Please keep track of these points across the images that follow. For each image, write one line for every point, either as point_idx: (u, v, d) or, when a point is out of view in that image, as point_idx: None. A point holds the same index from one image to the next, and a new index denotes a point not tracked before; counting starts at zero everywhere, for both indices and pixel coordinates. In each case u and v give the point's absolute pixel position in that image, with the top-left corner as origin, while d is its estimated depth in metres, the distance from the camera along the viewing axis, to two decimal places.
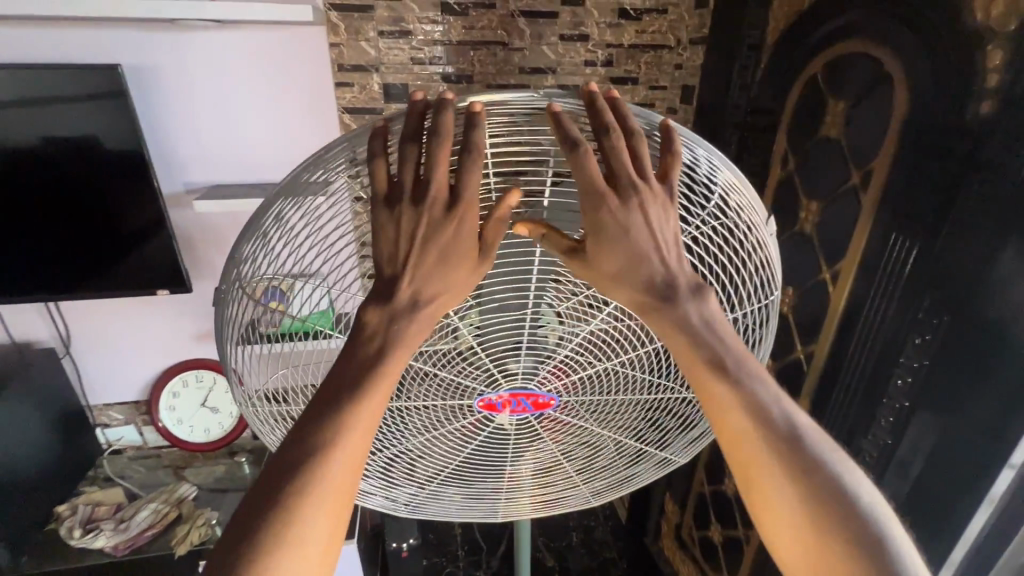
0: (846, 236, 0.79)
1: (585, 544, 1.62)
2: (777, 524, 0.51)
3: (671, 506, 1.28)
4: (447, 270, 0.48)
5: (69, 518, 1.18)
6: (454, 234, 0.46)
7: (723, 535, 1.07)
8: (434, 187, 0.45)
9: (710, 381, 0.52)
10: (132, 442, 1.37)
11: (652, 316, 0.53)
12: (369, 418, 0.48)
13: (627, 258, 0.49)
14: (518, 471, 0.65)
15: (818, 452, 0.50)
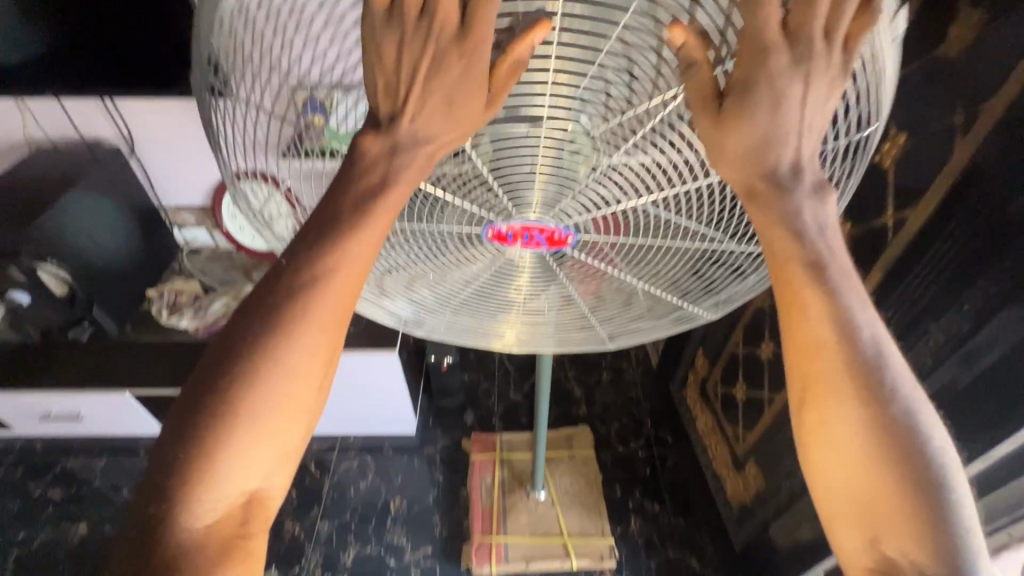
0: (1004, 70, 0.61)
1: (613, 382, 1.73)
2: (825, 443, 0.49)
3: (701, 362, 1.29)
4: (453, 110, 0.44)
5: (156, 303, 1.35)
6: (461, 70, 0.43)
7: (746, 394, 1.08)
8: (444, 4, 0.41)
9: (801, 284, 0.48)
10: (206, 243, 1.49)
11: (757, 203, 0.47)
12: (339, 294, 0.47)
13: (757, 140, 0.45)
14: (531, 305, 0.64)
15: (898, 386, 0.47)
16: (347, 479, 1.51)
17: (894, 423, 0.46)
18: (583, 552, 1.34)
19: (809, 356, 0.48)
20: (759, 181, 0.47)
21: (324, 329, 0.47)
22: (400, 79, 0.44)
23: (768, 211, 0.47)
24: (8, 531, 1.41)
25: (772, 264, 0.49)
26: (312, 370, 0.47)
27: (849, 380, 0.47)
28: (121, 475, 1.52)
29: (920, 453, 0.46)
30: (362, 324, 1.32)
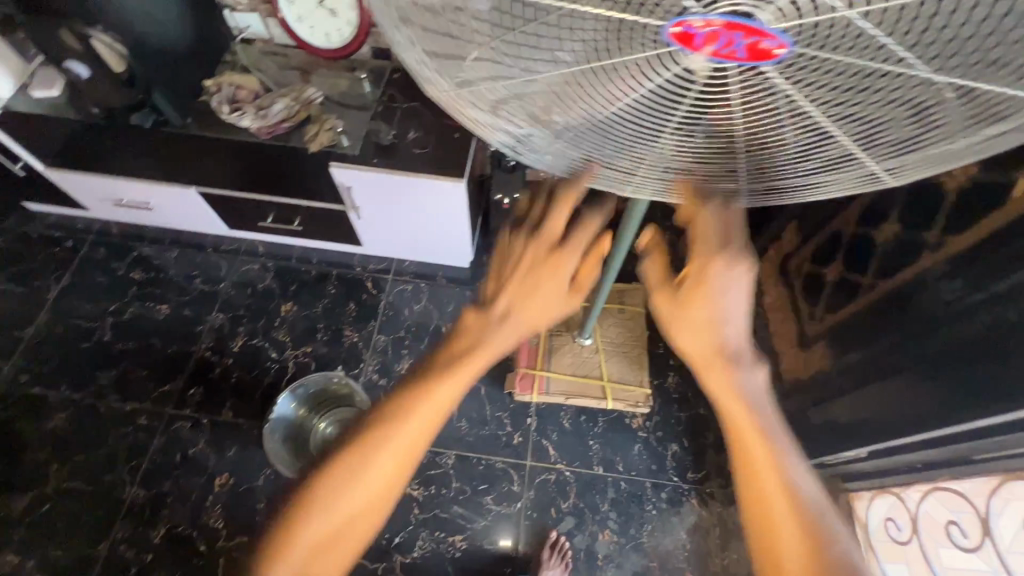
0: None
1: (674, 245, 1.67)
2: None
3: (789, 236, 1.19)
4: (531, 305, 0.61)
5: (216, 96, 1.25)
6: (546, 253, 0.61)
7: (840, 275, 1.01)
8: (550, 226, 0.61)
9: (750, 438, 0.54)
10: (259, 34, 1.35)
11: (717, 370, 0.56)
12: (414, 438, 0.58)
13: (706, 323, 0.56)
14: (672, 151, 0.50)
15: (839, 540, 0.51)
16: (402, 301, 1.57)
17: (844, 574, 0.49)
18: (620, 397, 1.41)
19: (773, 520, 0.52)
20: (711, 360, 0.57)
21: (406, 445, 0.58)
22: (509, 273, 0.62)
23: (723, 378, 0.56)
24: (99, 301, 1.55)
25: (727, 426, 0.56)
26: (384, 482, 0.57)
27: (806, 552, 0.50)
28: (194, 267, 1.61)
29: None
30: (430, 146, 1.23)
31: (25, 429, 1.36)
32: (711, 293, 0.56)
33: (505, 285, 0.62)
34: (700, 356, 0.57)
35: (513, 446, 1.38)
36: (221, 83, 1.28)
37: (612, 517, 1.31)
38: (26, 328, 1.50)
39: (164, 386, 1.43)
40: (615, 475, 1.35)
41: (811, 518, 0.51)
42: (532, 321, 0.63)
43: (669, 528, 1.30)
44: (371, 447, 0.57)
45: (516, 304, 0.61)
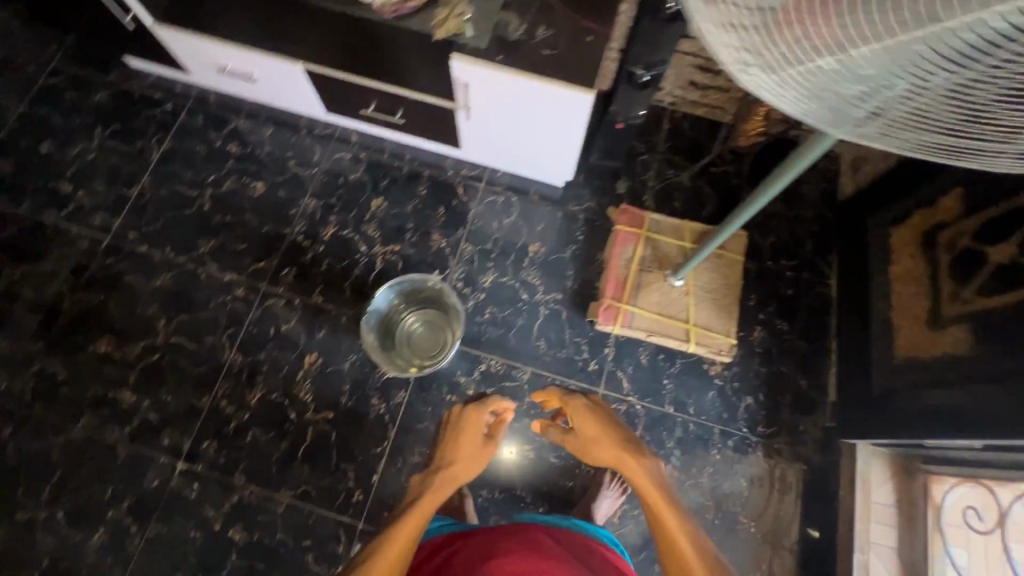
0: None
1: (786, 192, 1.54)
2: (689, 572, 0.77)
3: (945, 205, 1.12)
4: (467, 458, 1.03)
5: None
6: (463, 438, 1.06)
7: (1004, 258, 0.97)
8: (467, 420, 1.08)
9: (657, 497, 0.88)
10: None
11: (624, 460, 0.98)
12: (419, 521, 0.83)
13: (602, 438, 1.06)
14: (924, 101, 0.47)
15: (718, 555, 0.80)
16: (492, 212, 1.54)
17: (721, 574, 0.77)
18: (703, 343, 1.38)
19: (679, 549, 0.80)
20: (613, 456, 1.01)
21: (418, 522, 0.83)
22: (449, 443, 1.06)
23: (634, 468, 0.96)
24: (198, 170, 1.56)
25: (645, 489, 0.90)
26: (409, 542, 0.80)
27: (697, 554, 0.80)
28: (287, 148, 1.59)
29: None
30: (560, 48, 1.12)
31: (136, 284, 1.44)
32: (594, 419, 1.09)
33: (451, 451, 1.04)
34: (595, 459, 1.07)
35: (587, 372, 1.40)
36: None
37: (675, 454, 1.34)
38: (131, 186, 1.54)
39: (259, 263, 1.47)
40: (684, 417, 1.37)
41: (702, 543, 0.82)
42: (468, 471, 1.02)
43: (730, 474, 1.33)
44: (415, 511, 0.85)
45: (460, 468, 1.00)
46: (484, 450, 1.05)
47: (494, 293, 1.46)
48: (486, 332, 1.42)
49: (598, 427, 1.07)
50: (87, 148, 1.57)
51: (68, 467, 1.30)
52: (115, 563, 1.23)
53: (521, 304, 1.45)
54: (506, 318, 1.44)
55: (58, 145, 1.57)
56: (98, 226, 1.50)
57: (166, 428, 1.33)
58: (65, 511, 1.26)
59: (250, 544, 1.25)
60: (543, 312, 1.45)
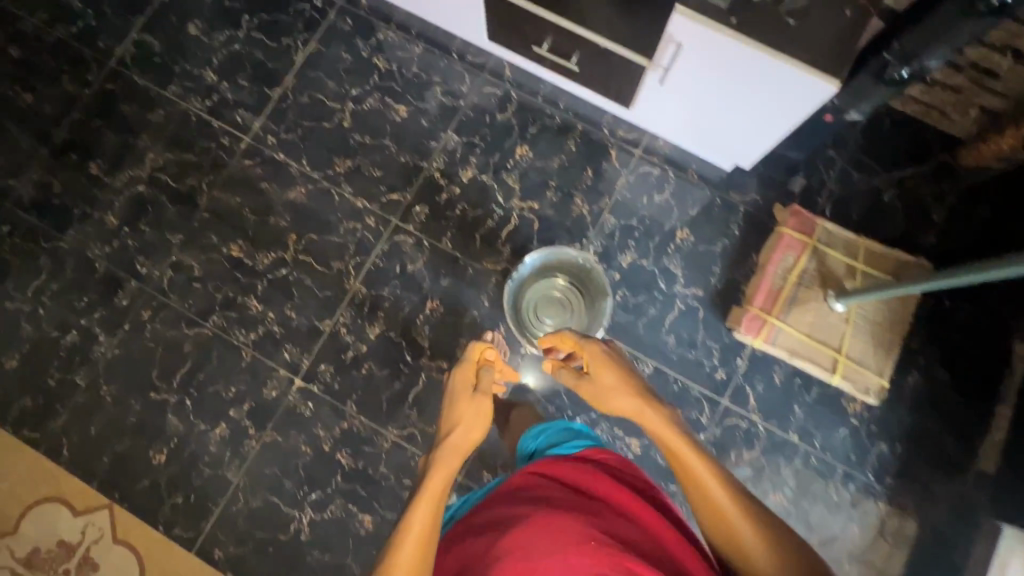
0: None
1: (990, 226, 1.32)
2: (715, 513, 0.70)
3: None
4: (471, 418, 0.91)
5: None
6: (462, 395, 0.95)
7: None
8: (459, 376, 0.99)
9: (672, 437, 0.79)
10: None
11: (634, 398, 0.87)
12: (429, 506, 0.76)
13: (611, 380, 0.91)
14: None
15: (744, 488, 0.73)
16: (642, 185, 1.40)
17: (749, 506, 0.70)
18: (850, 378, 1.26)
19: (719, 510, 0.70)
20: (622, 397, 0.88)
21: (429, 507, 0.76)
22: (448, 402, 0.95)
23: (646, 413, 0.84)
24: (340, 80, 1.47)
25: (658, 433, 0.80)
26: (430, 533, 0.74)
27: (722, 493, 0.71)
28: (435, 72, 1.47)
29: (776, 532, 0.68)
30: (808, 20, 0.93)
31: (271, 193, 1.42)
32: (604, 362, 0.94)
33: (448, 412, 0.93)
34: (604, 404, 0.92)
35: (713, 380, 1.31)
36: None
37: (789, 483, 1.28)
38: (274, 86, 1.47)
39: (393, 194, 1.41)
40: (808, 448, 1.28)
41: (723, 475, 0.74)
42: (477, 429, 0.91)
43: (842, 517, 1.27)
44: (427, 492, 0.78)
45: (461, 433, 0.89)
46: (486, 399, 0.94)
47: (630, 276, 1.36)
48: (615, 315, 1.34)
49: (615, 374, 0.90)
50: (233, 35, 1.50)
51: (197, 360, 1.35)
52: (232, 458, 1.31)
53: (657, 292, 1.35)
54: (638, 305, 1.35)
55: (204, 27, 1.50)
56: (238, 124, 1.46)
57: (288, 343, 1.35)
58: (191, 400, 1.34)
59: (355, 470, 1.30)
60: (679, 306, 1.34)
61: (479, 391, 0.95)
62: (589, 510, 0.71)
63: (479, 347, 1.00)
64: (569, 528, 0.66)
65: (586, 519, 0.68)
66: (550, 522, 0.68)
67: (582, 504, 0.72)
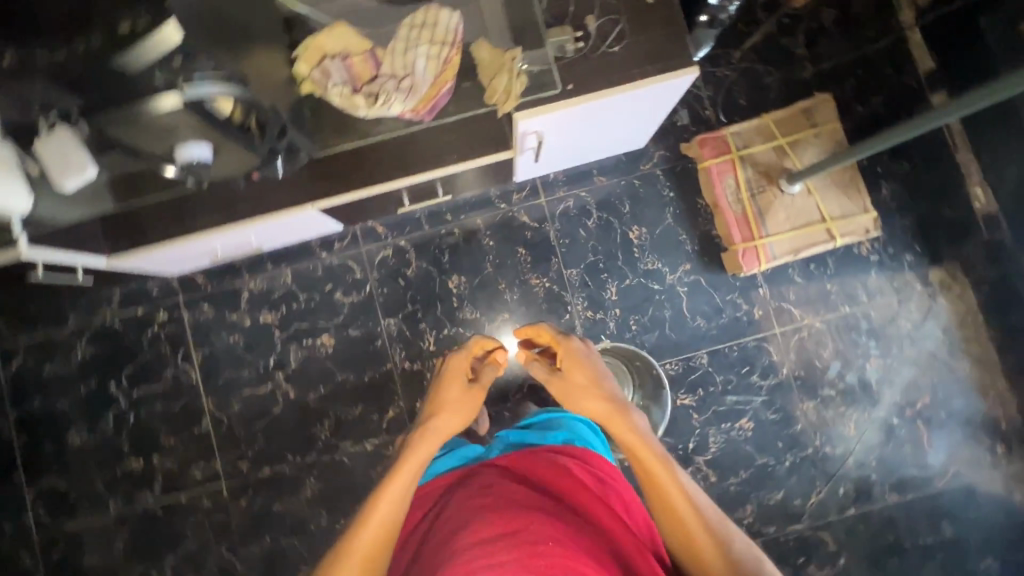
0: None
1: (840, 23, 1.37)
2: (685, 528, 0.71)
3: None
4: (462, 410, 0.93)
5: (324, 83, 0.78)
6: (460, 386, 0.96)
7: None
8: (456, 364, 0.99)
9: (644, 449, 0.78)
10: None
11: (604, 402, 0.86)
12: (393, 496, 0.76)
13: (584, 383, 0.91)
14: None
15: (709, 505, 0.74)
16: (571, 222, 1.35)
17: (716, 526, 0.71)
18: (848, 231, 1.30)
19: (684, 525, 0.71)
20: (595, 399, 0.87)
21: (400, 485, 0.78)
22: (441, 390, 0.96)
23: (616, 422, 0.83)
24: (250, 362, 1.32)
25: (630, 441, 0.80)
26: (384, 525, 0.74)
27: (694, 512, 0.72)
28: (321, 282, 1.34)
29: (741, 550, 0.69)
30: (628, 33, 0.87)
31: (290, 507, 1.29)
32: (581, 364, 0.94)
33: (435, 400, 0.95)
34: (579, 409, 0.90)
35: (756, 321, 1.33)
36: (314, 66, 0.79)
37: (872, 345, 1.34)
38: (200, 419, 1.31)
39: (389, 413, 1.32)
40: (862, 308, 1.34)
41: (691, 494, 0.74)
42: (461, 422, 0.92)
43: (924, 333, 1.35)
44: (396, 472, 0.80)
45: (446, 419, 0.90)
46: (478, 397, 0.95)
47: (627, 301, 1.34)
48: (644, 341, 1.33)
49: (589, 376, 0.91)
50: (119, 409, 1.32)
51: None
52: None
53: (658, 295, 1.34)
54: (653, 317, 1.33)
55: (86, 426, 1.31)
56: (202, 478, 1.30)
57: None
58: None
59: None
60: (683, 290, 1.34)
61: (474, 383, 0.96)
62: (549, 509, 0.68)
63: (482, 339, 0.99)
64: (501, 522, 0.65)
65: (542, 517, 0.66)
66: (502, 519, 0.65)
67: (542, 503, 0.70)
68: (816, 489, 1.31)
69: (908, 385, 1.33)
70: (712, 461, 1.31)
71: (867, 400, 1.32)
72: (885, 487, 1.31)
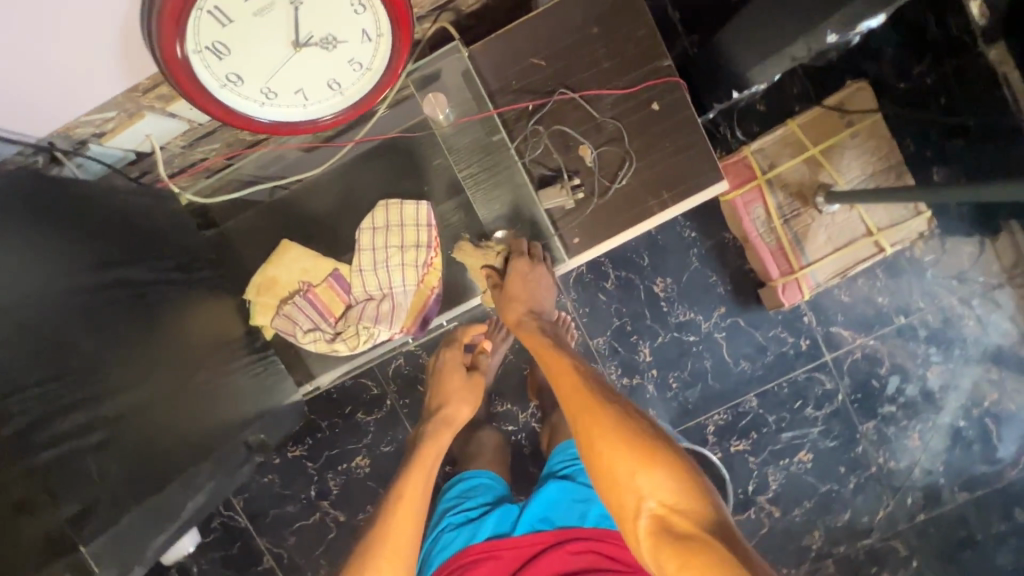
0: None
1: None
2: (575, 389, 0.75)
3: None
4: (465, 395, 1.03)
5: (295, 331, 0.86)
6: (460, 376, 1.05)
7: None
8: (452, 353, 1.07)
9: (545, 343, 0.83)
10: (170, 134, 0.75)
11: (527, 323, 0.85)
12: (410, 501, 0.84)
13: (524, 287, 0.85)
14: None
15: (604, 384, 0.77)
16: (588, 288, 1.23)
17: (606, 391, 0.74)
18: (899, 240, 1.13)
19: (572, 388, 0.75)
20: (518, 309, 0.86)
21: (422, 475, 0.88)
22: (448, 377, 1.05)
23: (531, 334, 0.84)
24: (292, 496, 1.29)
25: (535, 336, 0.84)
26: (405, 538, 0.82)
27: (583, 380, 0.76)
28: (341, 404, 1.27)
29: (624, 404, 0.72)
30: (635, 159, 0.84)
31: None
32: (526, 283, 0.85)
33: (438, 390, 1.04)
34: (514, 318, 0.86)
35: (804, 352, 1.24)
36: (274, 313, 0.87)
37: (931, 349, 1.24)
38: (261, 558, 1.31)
39: None
40: (917, 314, 1.23)
41: (587, 374, 0.77)
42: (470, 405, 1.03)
43: (988, 325, 1.24)
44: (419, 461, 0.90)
45: (456, 408, 1.01)
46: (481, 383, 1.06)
47: (662, 360, 1.24)
48: (687, 399, 1.25)
49: (518, 284, 0.85)
50: (180, 563, 1.32)
51: None
52: None
53: (695, 346, 1.24)
54: (693, 371, 1.24)
55: None
56: None
57: None
58: None
59: None
60: (721, 336, 1.23)
61: (472, 372, 1.06)
62: None
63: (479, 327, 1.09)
64: None
65: None
66: None
67: None
68: (883, 503, 1.28)
69: (972, 384, 1.25)
70: (775, 497, 1.28)
71: (930, 408, 1.26)
72: (954, 488, 1.27)
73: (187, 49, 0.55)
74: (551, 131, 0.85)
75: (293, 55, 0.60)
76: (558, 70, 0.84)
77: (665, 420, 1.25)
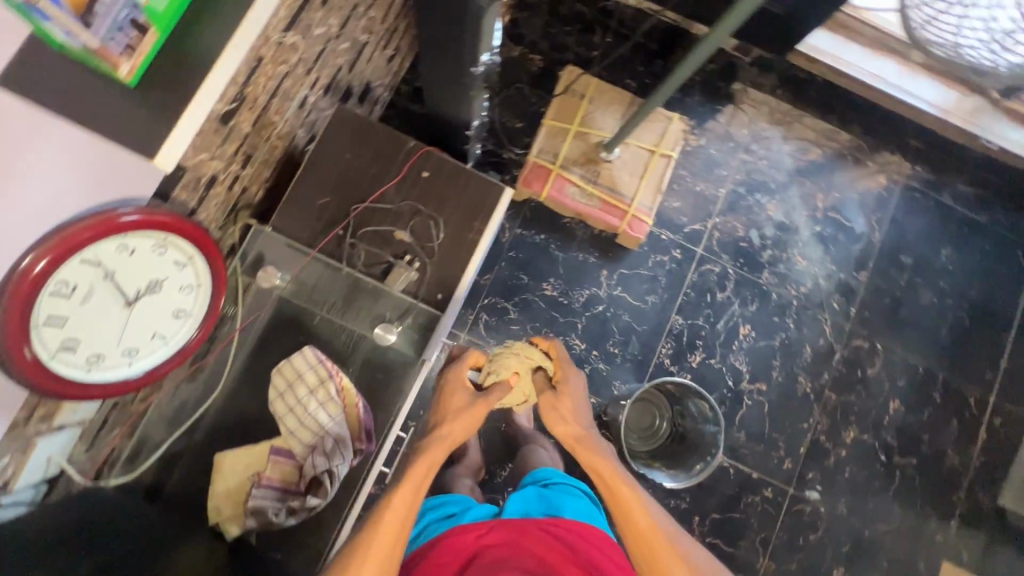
0: None
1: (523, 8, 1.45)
2: (647, 533, 0.78)
3: None
4: (466, 421, 0.88)
5: (268, 515, 0.91)
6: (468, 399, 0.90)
7: None
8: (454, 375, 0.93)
9: (602, 468, 0.85)
10: (66, 444, 0.78)
11: (581, 444, 0.88)
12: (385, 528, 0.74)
13: (581, 403, 0.92)
14: None
15: (669, 519, 0.81)
16: (500, 328, 1.35)
17: (674, 535, 0.79)
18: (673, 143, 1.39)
19: (643, 531, 0.78)
20: (571, 438, 0.89)
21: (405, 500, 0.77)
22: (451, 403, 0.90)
23: (586, 451, 0.87)
24: None
25: (592, 462, 0.86)
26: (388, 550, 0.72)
27: (652, 520, 0.79)
28: None
29: (694, 555, 0.77)
30: (438, 215, 1.01)
31: None
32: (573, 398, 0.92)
33: (440, 411, 0.90)
34: (567, 435, 0.89)
35: (682, 258, 1.44)
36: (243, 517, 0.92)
37: (756, 194, 1.50)
38: None
39: None
40: (728, 179, 1.49)
41: (654, 512, 0.81)
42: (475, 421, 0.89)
43: (776, 154, 1.52)
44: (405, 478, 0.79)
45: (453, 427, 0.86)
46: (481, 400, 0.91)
47: (593, 338, 1.37)
48: (633, 353, 1.38)
49: (573, 407, 0.91)
50: None
51: None
52: None
53: (608, 311, 1.39)
54: (621, 330, 1.38)
55: None
56: None
57: None
58: None
59: None
60: (618, 290, 1.40)
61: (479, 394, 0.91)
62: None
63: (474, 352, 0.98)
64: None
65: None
66: None
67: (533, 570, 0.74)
68: (822, 321, 1.46)
69: (801, 197, 1.51)
70: (752, 374, 1.42)
71: (790, 233, 1.49)
72: (853, 274, 1.49)
73: (42, 357, 0.62)
74: (363, 237, 1.00)
75: (130, 311, 0.71)
76: (342, 198, 1.00)
77: (631, 380, 1.37)
